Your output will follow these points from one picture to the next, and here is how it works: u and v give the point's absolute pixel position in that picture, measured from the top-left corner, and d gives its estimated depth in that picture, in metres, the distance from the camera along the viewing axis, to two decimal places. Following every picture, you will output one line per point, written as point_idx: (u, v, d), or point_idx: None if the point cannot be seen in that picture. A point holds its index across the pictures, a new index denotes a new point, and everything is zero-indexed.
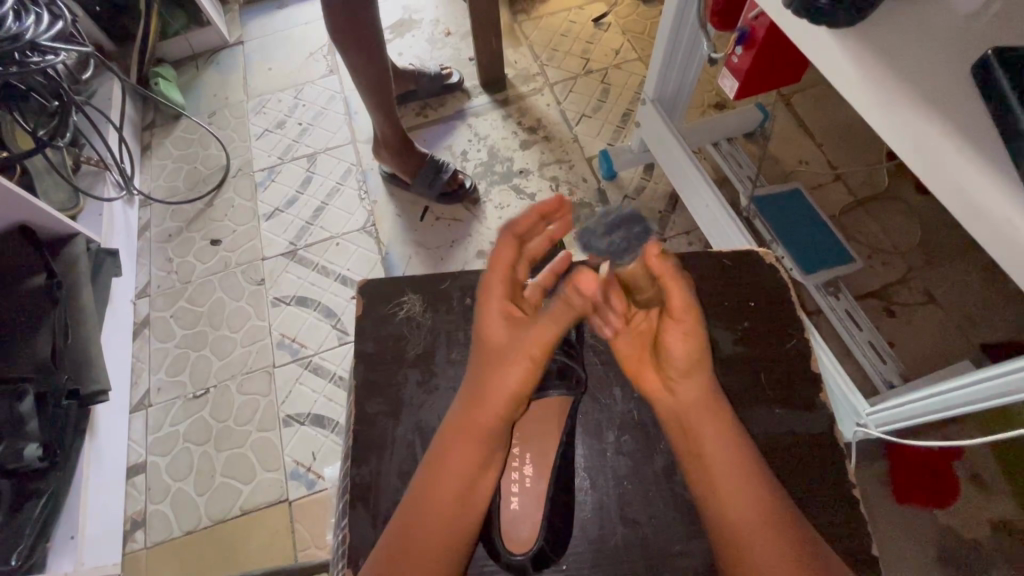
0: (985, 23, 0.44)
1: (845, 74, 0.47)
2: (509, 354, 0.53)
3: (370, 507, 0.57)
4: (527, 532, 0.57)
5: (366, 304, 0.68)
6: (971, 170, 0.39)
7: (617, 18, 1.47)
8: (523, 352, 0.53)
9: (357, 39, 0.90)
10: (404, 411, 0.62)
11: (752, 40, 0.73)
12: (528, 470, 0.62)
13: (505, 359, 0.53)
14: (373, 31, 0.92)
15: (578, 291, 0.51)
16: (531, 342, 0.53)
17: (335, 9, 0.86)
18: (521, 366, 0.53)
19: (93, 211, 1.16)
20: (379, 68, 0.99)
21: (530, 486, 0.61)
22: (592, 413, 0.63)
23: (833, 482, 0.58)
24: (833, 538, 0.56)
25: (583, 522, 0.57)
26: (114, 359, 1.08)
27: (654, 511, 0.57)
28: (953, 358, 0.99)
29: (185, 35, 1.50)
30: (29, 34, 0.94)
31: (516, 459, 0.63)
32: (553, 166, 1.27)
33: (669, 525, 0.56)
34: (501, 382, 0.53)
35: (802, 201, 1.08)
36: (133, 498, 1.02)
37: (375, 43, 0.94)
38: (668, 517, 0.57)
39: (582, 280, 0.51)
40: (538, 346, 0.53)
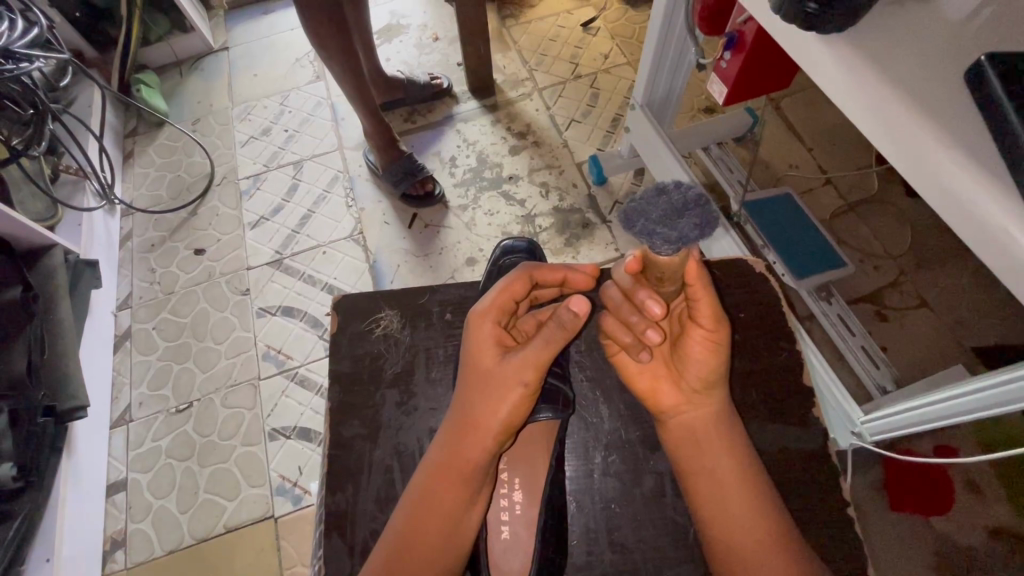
0: (978, 27, 0.43)
1: (838, 81, 0.46)
2: (500, 380, 0.50)
3: (350, 533, 0.55)
4: (519, 561, 0.56)
5: (341, 321, 0.67)
6: (966, 177, 0.37)
7: (606, 23, 1.47)
8: (515, 379, 0.49)
9: (327, 28, 0.93)
10: (382, 434, 0.60)
11: (741, 44, 0.73)
12: (517, 497, 0.61)
13: (495, 384, 0.50)
14: (344, 23, 0.95)
15: (569, 312, 0.48)
16: (520, 367, 0.49)
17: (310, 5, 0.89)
18: (513, 392, 0.49)
19: (72, 221, 1.14)
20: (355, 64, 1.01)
21: (519, 513, 0.60)
22: (576, 432, 0.61)
23: (824, 501, 0.57)
24: (828, 558, 0.54)
25: (571, 546, 0.55)
26: (94, 374, 1.06)
27: (643, 534, 0.56)
28: (946, 363, 0.99)
29: (168, 41, 1.47)
30: None
31: (505, 485, 0.62)
32: (543, 172, 1.26)
33: (658, 547, 0.55)
34: (492, 408, 0.49)
35: (794, 206, 1.07)
36: (113, 517, 0.99)
37: (347, 36, 0.97)
38: (657, 539, 0.55)
39: (572, 304, 0.48)
40: (529, 372, 0.49)
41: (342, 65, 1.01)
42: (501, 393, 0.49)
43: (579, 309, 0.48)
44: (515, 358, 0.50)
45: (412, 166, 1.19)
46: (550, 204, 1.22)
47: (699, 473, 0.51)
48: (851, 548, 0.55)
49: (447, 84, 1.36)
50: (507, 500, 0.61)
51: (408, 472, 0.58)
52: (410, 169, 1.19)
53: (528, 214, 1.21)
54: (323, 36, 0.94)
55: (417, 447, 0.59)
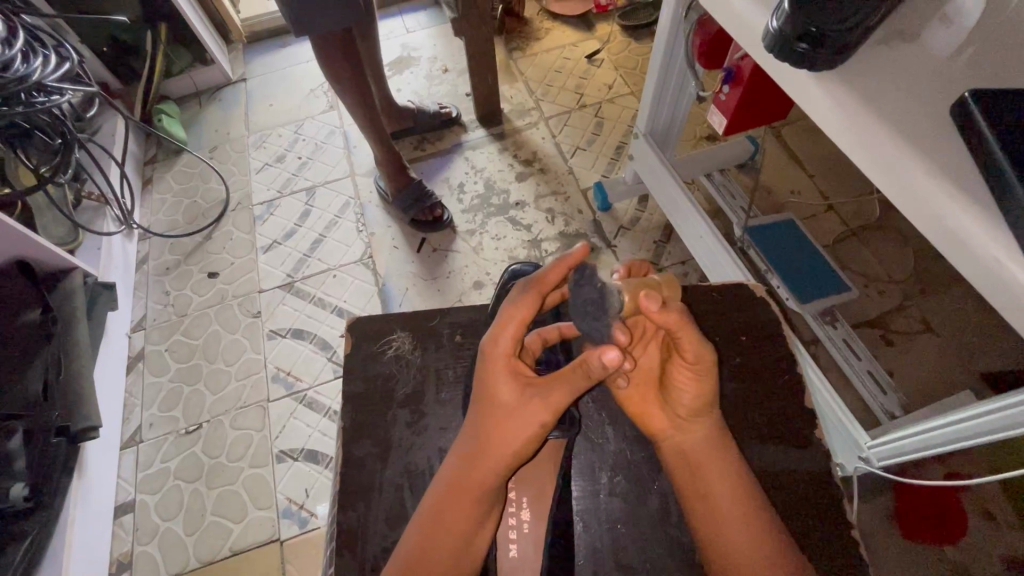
0: (963, 64, 0.45)
1: (830, 115, 0.48)
2: (516, 419, 0.50)
3: (359, 553, 0.56)
4: None
5: (354, 342, 0.68)
6: (955, 207, 0.39)
7: (610, 55, 1.52)
8: (533, 420, 0.50)
9: (341, 63, 0.98)
10: (393, 454, 0.61)
11: (739, 78, 0.75)
12: (525, 515, 0.62)
13: (511, 422, 0.50)
14: (357, 58, 1.00)
15: (599, 364, 0.48)
16: (537, 408, 0.50)
17: (327, 41, 0.94)
18: (530, 430, 0.50)
19: (92, 245, 1.17)
20: (366, 96, 1.06)
21: (528, 531, 0.60)
22: (583, 453, 0.62)
23: (829, 524, 0.57)
24: None
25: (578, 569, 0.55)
26: (107, 394, 1.07)
27: (650, 556, 0.56)
28: (954, 388, 0.98)
29: (189, 73, 1.54)
30: (36, 75, 0.96)
31: (513, 503, 0.62)
32: (549, 198, 1.29)
33: (665, 571, 0.55)
34: (504, 443, 0.50)
35: (796, 231, 1.08)
36: (120, 539, 0.99)
37: (360, 70, 1.02)
38: (665, 563, 0.55)
39: (606, 356, 0.47)
40: (546, 413, 0.50)
41: (356, 96, 1.05)
42: (521, 432, 0.50)
43: (609, 361, 0.47)
44: (534, 396, 0.50)
45: (422, 194, 1.23)
46: (557, 229, 1.24)
47: (698, 494, 0.51)
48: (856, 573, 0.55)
49: (456, 114, 1.41)
50: (514, 520, 0.61)
51: (418, 492, 0.59)
52: (418, 197, 1.22)
53: (534, 238, 1.23)
54: (340, 71, 0.99)
55: (427, 467, 0.60)
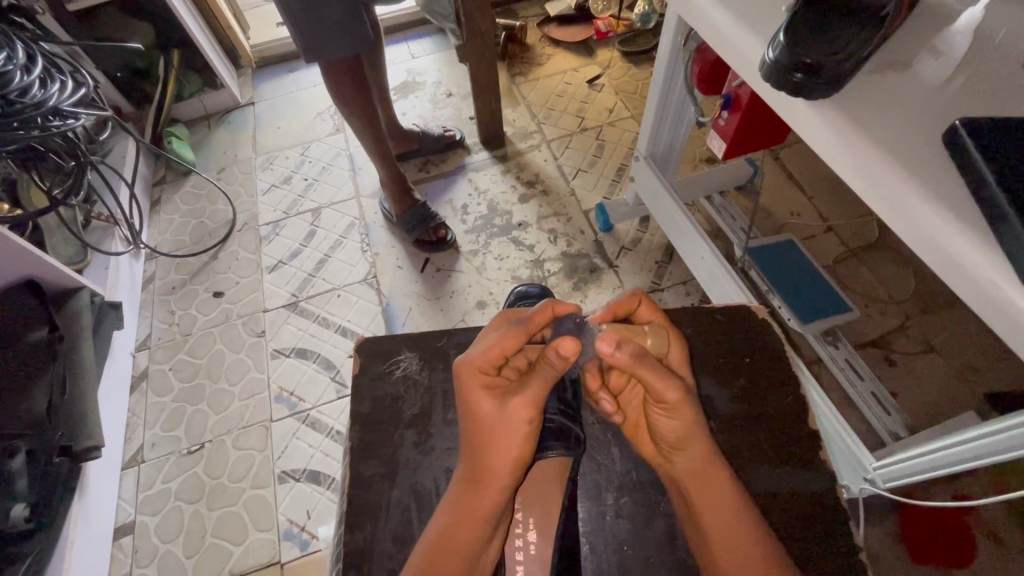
0: (953, 92, 0.47)
1: (827, 141, 0.49)
2: (502, 425, 0.51)
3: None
4: None
5: (362, 362, 0.69)
6: (948, 230, 0.40)
7: (611, 80, 1.55)
8: (519, 419, 0.51)
9: (349, 88, 1.01)
10: (400, 473, 0.61)
11: (737, 104, 0.78)
12: (531, 536, 0.61)
13: (498, 430, 0.51)
14: (365, 84, 1.03)
15: (558, 355, 0.51)
16: (518, 411, 0.51)
17: (337, 69, 0.98)
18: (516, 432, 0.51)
19: (100, 265, 1.19)
20: (374, 120, 1.09)
21: (534, 552, 0.60)
22: (589, 473, 0.62)
23: (835, 545, 0.57)
24: None
25: None
26: (110, 413, 1.07)
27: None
28: (958, 409, 0.98)
29: (200, 97, 1.57)
30: (52, 100, 0.99)
31: (519, 524, 0.62)
32: (552, 219, 1.30)
33: None
34: (500, 452, 0.51)
35: (795, 252, 1.10)
36: (118, 562, 0.98)
37: (369, 96, 1.05)
38: None
39: (563, 348, 0.51)
40: (528, 412, 0.51)
41: (363, 120, 1.08)
42: (511, 434, 0.51)
43: (568, 351, 0.51)
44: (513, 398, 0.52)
45: (427, 213, 1.25)
46: (559, 249, 1.25)
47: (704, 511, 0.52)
48: None
49: (460, 137, 1.44)
50: (521, 540, 0.61)
51: (424, 513, 0.59)
52: (423, 216, 1.24)
53: (537, 259, 1.24)
54: (347, 94, 1.02)
55: (433, 487, 0.60)
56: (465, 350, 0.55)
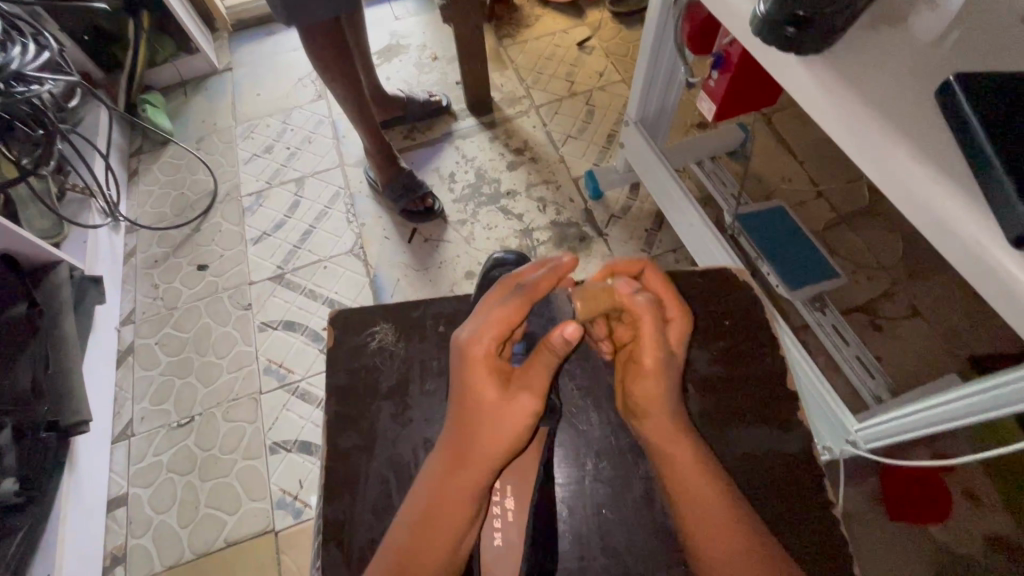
0: (948, 49, 0.45)
1: (816, 100, 0.48)
2: (506, 409, 0.49)
3: (345, 545, 0.56)
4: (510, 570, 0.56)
5: (337, 335, 0.68)
6: (931, 186, 0.40)
7: (601, 42, 1.51)
8: (521, 408, 0.49)
9: (328, 49, 0.96)
10: (378, 445, 0.61)
11: (727, 65, 0.75)
12: (508, 503, 0.60)
13: (499, 415, 0.49)
14: (345, 47, 0.98)
15: (562, 337, 0.49)
16: (529, 393, 0.49)
17: (314, 30, 0.93)
18: (519, 418, 0.49)
19: (78, 238, 1.16)
20: (355, 83, 1.04)
21: (512, 520, 0.59)
22: (565, 440, 0.63)
23: (809, 508, 0.58)
24: (813, 562, 0.55)
25: (565, 554, 0.56)
26: (97, 388, 1.07)
27: (635, 539, 0.56)
28: (939, 372, 1.00)
29: (174, 63, 1.51)
30: (14, 64, 0.94)
31: (497, 493, 0.61)
32: (540, 187, 1.28)
33: (652, 554, 0.56)
34: (494, 435, 0.49)
35: (782, 218, 1.09)
36: (113, 532, 0.99)
37: (348, 59, 1.00)
38: (650, 546, 0.56)
39: (565, 332, 0.48)
40: (533, 400, 0.49)
41: (344, 86, 1.03)
42: (509, 423, 0.49)
43: (568, 336, 0.48)
44: (518, 388, 0.50)
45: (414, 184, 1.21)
46: (548, 218, 1.24)
47: (681, 486, 0.51)
48: (834, 553, 0.56)
49: (446, 103, 1.39)
50: (498, 507, 0.60)
51: (405, 482, 0.59)
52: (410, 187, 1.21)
53: (526, 228, 1.23)
54: (326, 62, 0.98)
55: (411, 457, 0.60)
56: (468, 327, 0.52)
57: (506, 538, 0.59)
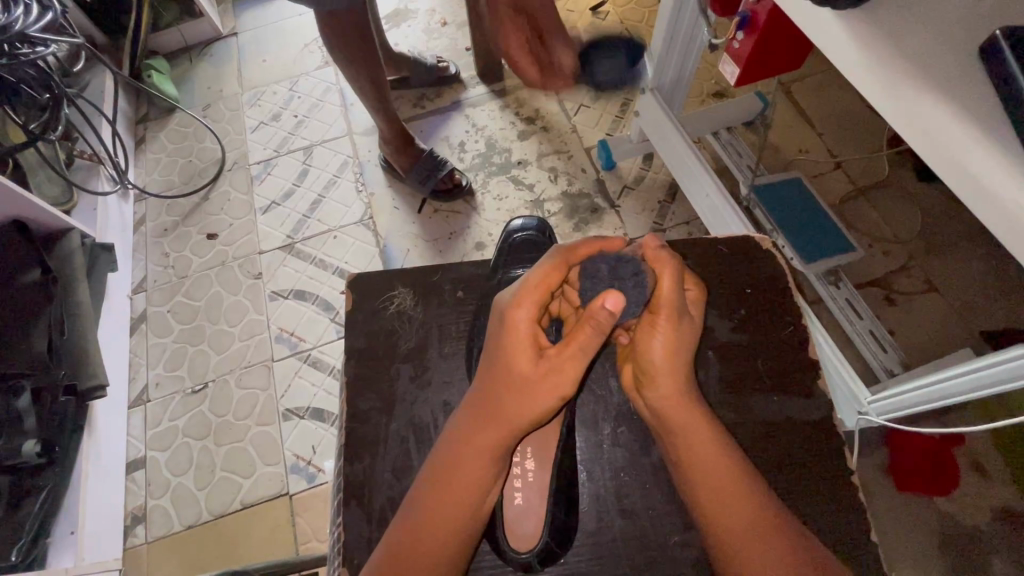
0: (990, 5, 0.43)
1: (851, 60, 0.46)
2: (543, 387, 0.48)
3: (364, 504, 0.57)
4: (532, 527, 0.56)
5: (355, 299, 0.68)
6: (970, 144, 0.38)
7: (616, 7, 1.46)
8: (552, 390, 0.48)
9: (344, 23, 0.92)
10: (397, 407, 0.62)
11: (754, 25, 0.72)
12: (529, 465, 0.60)
13: (535, 391, 0.48)
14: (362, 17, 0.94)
15: (605, 311, 0.47)
16: (559, 375, 0.48)
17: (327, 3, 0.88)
18: (546, 399, 0.48)
19: (87, 206, 1.15)
20: (370, 55, 1.00)
21: (533, 479, 0.59)
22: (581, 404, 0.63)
23: (824, 473, 0.58)
24: (827, 526, 0.56)
25: (582, 515, 0.57)
26: (112, 355, 1.08)
27: (652, 502, 0.57)
28: (953, 346, 0.99)
29: (178, 27, 1.48)
30: (18, 24, 0.92)
31: (517, 453, 0.61)
32: (552, 157, 1.26)
33: (667, 517, 0.57)
34: (526, 408, 0.48)
35: (801, 189, 1.06)
36: (132, 493, 1.02)
37: (365, 34, 0.96)
38: (666, 508, 0.57)
39: (608, 301, 0.47)
40: (567, 383, 0.48)
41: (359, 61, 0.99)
42: (538, 398, 0.48)
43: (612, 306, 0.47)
44: (553, 365, 0.48)
45: (439, 162, 1.19)
46: (559, 189, 1.22)
47: (692, 456, 0.49)
48: (847, 518, 0.56)
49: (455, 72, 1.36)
50: (518, 468, 0.60)
51: (423, 444, 0.60)
52: (435, 165, 1.19)
53: (537, 199, 1.21)
54: (342, 42, 0.95)
55: (428, 420, 0.61)
56: (511, 292, 0.52)
57: (527, 497, 0.58)
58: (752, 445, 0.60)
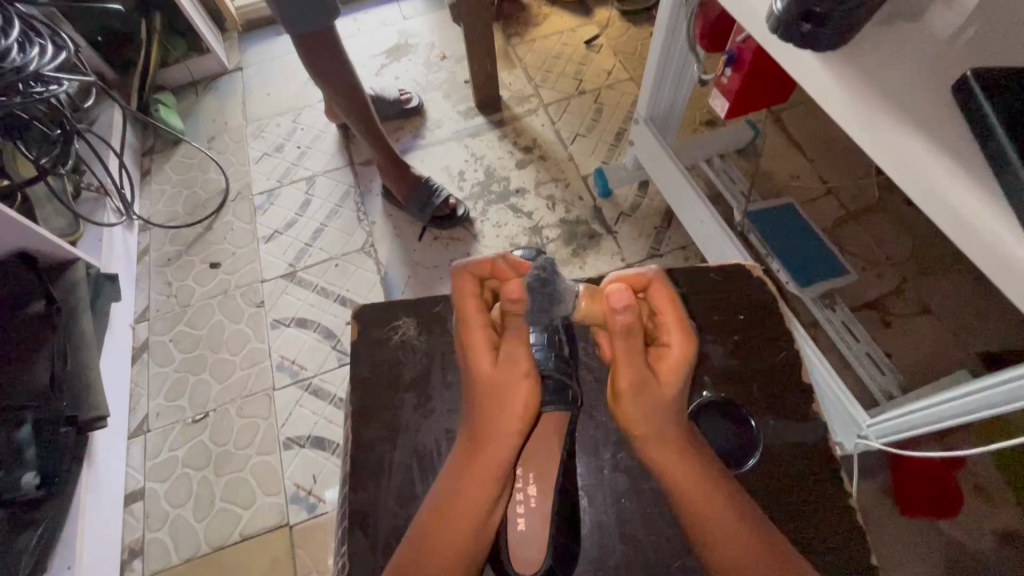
0: (963, 45, 0.46)
1: (834, 99, 0.49)
2: (509, 379, 0.50)
3: (366, 535, 0.57)
4: (535, 552, 0.55)
5: (359, 329, 0.69)
6: (948, 180, 0.40)
7: (609, 40, 1.51)
8: (517, 370, 0.50)
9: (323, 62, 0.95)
10: (399, 436, 0.62)
11: (741, 61, 0.75)
12: (531, 490, 0.60)
13: (505, 383, 0.50)
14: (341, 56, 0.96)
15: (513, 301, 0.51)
16: (517, 356, 0.51)
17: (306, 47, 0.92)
18: (521, 386, 0.50)
19: (92, 237, 1.17)
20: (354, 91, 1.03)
21: (535, 506, 0.59)
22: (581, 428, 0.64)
23: (821, 495, 0.59)
24: (825, 547, 0.56)
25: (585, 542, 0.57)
26: (114, 385, 1.08)
27: (654, 528, 0.58)
28: (950, 368, 1.00)
29: (185, 63, 1.52)
30: (32, 65, 0.95)
31: (519, 479, 0.61)
32: (550, 184, 1.29)
33: (669, 541, 0.57)
34: (505, 406, 0.49)
35: (794, 214, 1.09)
36: (130, 526, 1.01)
37: (347, 71, 0.99)
38: (667, 533, 0.57)
39: (509, 292, 0.51)
40: (524, 359, 0.51)
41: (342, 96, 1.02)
42: (513, 391, 0.49)
43: (513, 294, 0.51)
44: (509, 354, 0.51)
45: (435, 187, 1.20)
46: (558, 216, 1.24)
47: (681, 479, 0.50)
48: (847, 538, 0.57)
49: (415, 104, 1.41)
50: (521, 494, 0.60)
51: (426, 473, 0.60)
52: (432, 191, 1.19)
53: (536, 226, 1.23)
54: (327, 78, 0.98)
55: (428, 449, 0.61)
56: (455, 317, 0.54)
57: (529, 522, 0.58)
58: (753, 470, 0.60)
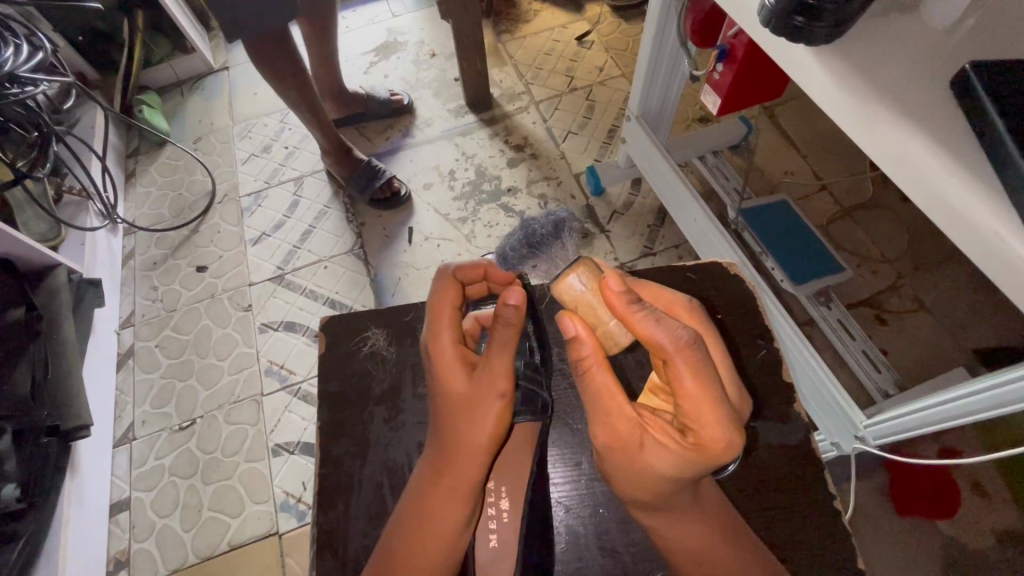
0: (961, 37, 0.45)
1: (828, 95, 0.47)
2: (478, 401, 0.48)
3: (338, 554, 0.55)
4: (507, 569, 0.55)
5: (329, 341, 0.67)
6: (948, 178, 0.39)
7: (601, 36, 1.49)
8: (491, 393, 0.48)
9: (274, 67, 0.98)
10: (371, 450, 0.61)
11: (732, 57, 0.74)
12: (504, 504, 0.59)
13: (475, 405, 0.48)
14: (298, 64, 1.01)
15: (510, 308, 0.47)
16: (492, 376, 0.48)
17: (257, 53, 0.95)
18: (491, 408, 0.48)
19: (74, 241, 1.14)
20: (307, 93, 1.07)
21: (507, 521, 0.58)
22: (560, 438, 0.63)
23: (803, 501, 0.57)
24: (808, 553, 0.55)
25: (562, 554, 0.56)
26: (99, 393, 1.06)
27: (633, 538, 0.56)
28: (946, 365, 0.99)
29: (170, 62, 1.49)
30: (7, 65, 0.92)
31: (492, 493, 0.59)
32: (542, 183, 1.27)
33: (647, 552, 0.56)
34: (474, 428, 0.47)
35: (789, 211, 1.08)
36: (116, 537, 0.98)
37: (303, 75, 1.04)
38: (646, 545, 0.56)
39: (508, 298, 0.48)
40: (501, 380, 0.48)
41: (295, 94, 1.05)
42: (483, 413, 0.47)
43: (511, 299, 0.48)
44: (483, 376, 0.48)
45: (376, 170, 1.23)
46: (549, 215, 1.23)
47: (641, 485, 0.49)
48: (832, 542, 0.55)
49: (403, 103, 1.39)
50: (493, 509, 0.59)
51: (399, 488, 0.58)
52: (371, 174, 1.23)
53: None
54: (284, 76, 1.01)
55: (407, 461, 0.60)
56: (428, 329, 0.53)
57: (501, 539, 0.57)
58: (737, 476, 0.59)
